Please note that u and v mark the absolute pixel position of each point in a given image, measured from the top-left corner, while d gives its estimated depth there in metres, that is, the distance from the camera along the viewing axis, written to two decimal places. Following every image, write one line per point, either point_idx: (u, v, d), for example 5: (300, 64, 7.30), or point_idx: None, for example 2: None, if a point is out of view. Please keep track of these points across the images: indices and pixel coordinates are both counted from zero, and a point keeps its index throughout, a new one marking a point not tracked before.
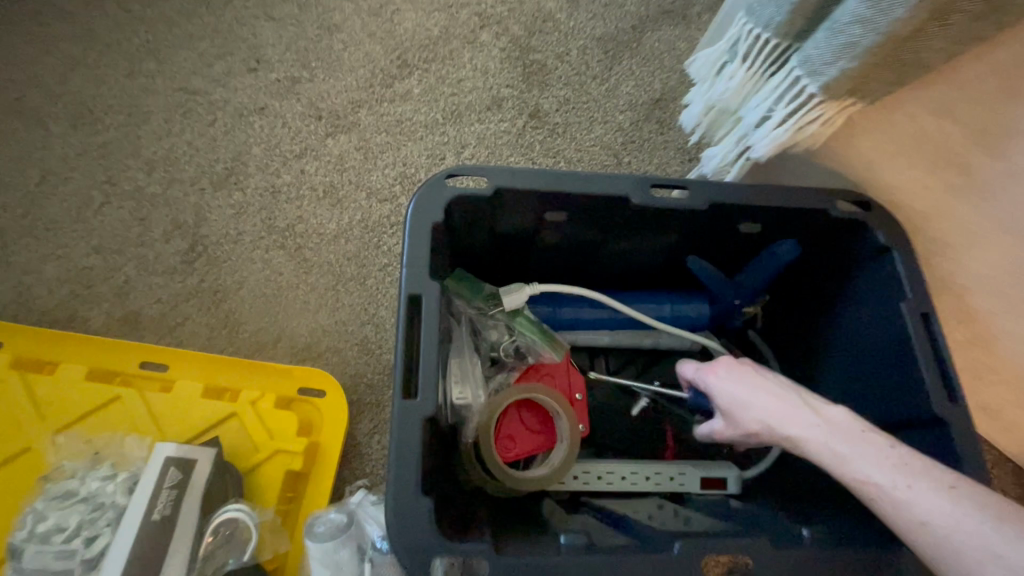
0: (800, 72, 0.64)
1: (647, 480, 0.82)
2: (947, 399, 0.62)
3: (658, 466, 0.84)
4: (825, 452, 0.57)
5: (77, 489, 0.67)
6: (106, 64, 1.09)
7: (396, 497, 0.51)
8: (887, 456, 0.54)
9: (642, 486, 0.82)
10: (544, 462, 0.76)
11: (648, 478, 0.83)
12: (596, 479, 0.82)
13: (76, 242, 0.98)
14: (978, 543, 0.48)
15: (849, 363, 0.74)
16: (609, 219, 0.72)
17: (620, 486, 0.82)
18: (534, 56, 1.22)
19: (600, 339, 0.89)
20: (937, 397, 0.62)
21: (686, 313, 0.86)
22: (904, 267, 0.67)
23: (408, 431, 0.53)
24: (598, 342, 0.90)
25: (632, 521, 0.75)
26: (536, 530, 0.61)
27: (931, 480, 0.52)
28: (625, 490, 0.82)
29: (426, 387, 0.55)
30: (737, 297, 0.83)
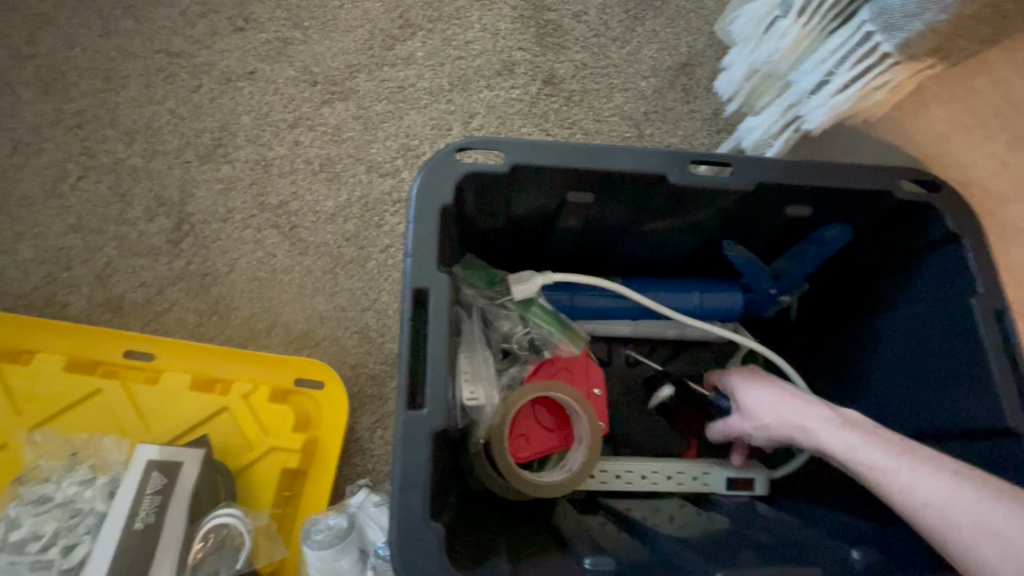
0: (872, 26, 0.55)
1: (669, 480, 0.77)
2: (1018, 407, 0.55)
3: (681, 464, 0.78)
4: (831, 437, 0.56)
5: (52, 494, 0.63)
6: (78, 23, 0.99)
7: (400, 522, 0.46)
8: (891, 442, 0.53)
9: (664, 487, 0.76)
10: (560, 465, 0.70)
11: (670, 478, 0.77)
12: (615, 479, 0.76)
13: (52, 220, 0.91)
14: (978, 525, 0.45)
15: (900, 363, 0.67)
16: (639, 200, 0.64)
17: (640, 486, 0.76)
18: (549, 16, 1.11)
19: (620, 329, 0.82)
20: (1007, 405, 0.55)
21: (717, 302, 0.78)
22: (976, 258, 0.59)
23: (412, 447, 0.47)
24: (619, 332, 0.83)
25: (652, 527, 0.69)
26: (554, 551, 0.56)
27: (937, 464, 0.49)
28: (646, 490, 0.77)
29: (434, 396, 0.48)
30: (773, 286, 0.76)
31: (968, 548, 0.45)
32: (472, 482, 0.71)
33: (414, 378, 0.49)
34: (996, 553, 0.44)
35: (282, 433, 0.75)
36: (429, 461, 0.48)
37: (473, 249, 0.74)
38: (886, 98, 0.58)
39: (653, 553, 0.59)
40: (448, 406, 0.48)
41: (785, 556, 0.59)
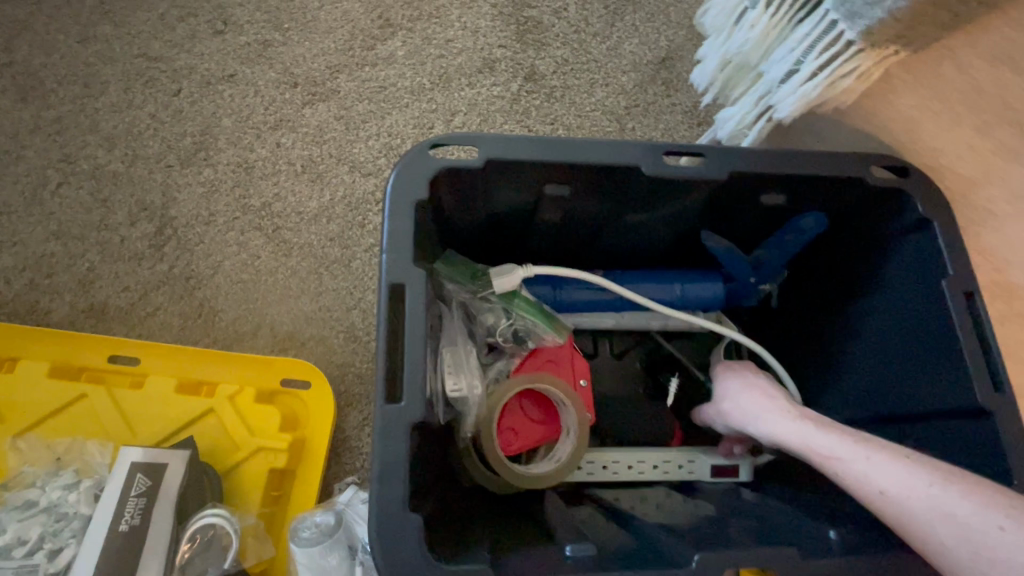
0: (836, 15, 0.55)
1: (655, 469, 0.78)
2: (988, 386, 0.56)
3: (667, 453, 0.79)
4: (794, 433, 0.59)
5: (37, 499, 0.64)
6: (55, 29, 0.99)
7: (380, 516, 0.46)
8: (849, 433, 0.55)
9: (650, 476, 0.78)
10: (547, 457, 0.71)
11: (657, 467, 0.79)
12: (602, 470, 0.77)
13: (33, 227, 0.91)
14: (929, 506, 0.47)
15: (877, 347, 0.68)
16: (617, 192, 0.64)
17: (626, 476, 0.78)
18: (529, 12, 1.11)
19: (604, 322, 0.84)
20: (979, 385, 0.56)
21: (699, 293, 0.79)
22: (946, 241, 0.60)
23: (390, 440, 0.48)
24: (603, 325, 0.84)
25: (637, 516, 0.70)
26: (536, 539, 0.57)
27: (888, 451, 0.51)
28: (632, 479, 0.78)
29: (411, 389, 0.49)
30: (754, 276, 0.78)
31: (924, 533, 0.47)
32: (459, 475, 0.71)
33: (392, 371, 0.49)
34: (949, 535, 0.45)
35: (270, 433, 0.76)
36: (409, 453, 0.48)
37: (455, 245, 0.74)
38: (854, 85, 0.59)
39: (636, 539, 0.60)
40: (427, 400, 0.49)
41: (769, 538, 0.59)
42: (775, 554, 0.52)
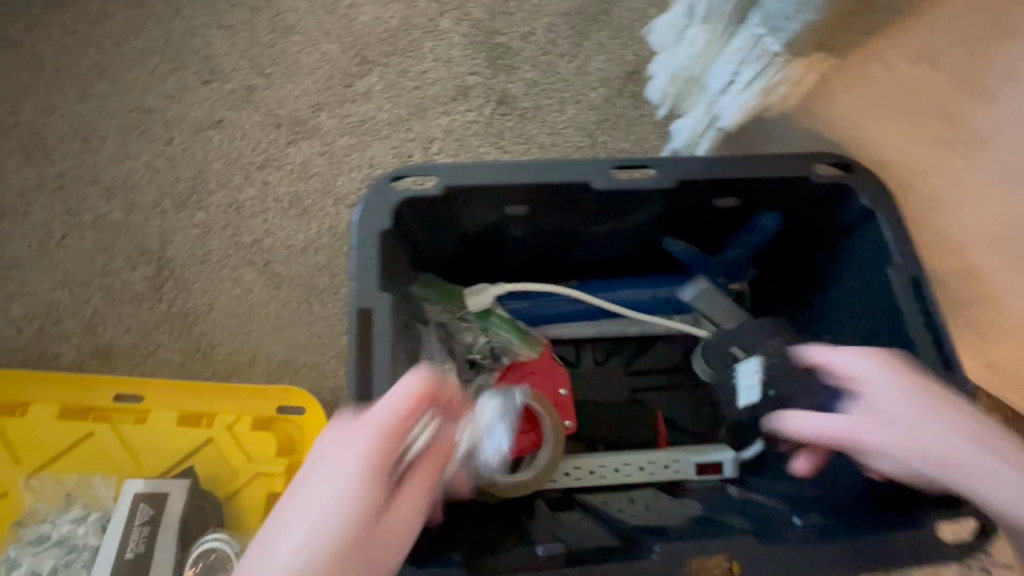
0: (760, 31, 0.59)
1: (642, 471, 0.79)
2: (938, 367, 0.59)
3: (653, 454, 0.81)
4: (975, 431, 0.53)
5: (49, 533, 0.72)
6: (55, 91, 1.06)
7: None
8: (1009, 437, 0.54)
9: (637, 478, 0.79)
10: (530, 464, 0.74)
11: (643, 468, 0.79)
12: (589, 474, 0.78)
13: (41, 277, 0.97)
14: None
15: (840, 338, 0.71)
16: (575, 208, 0.68)
17: (614, 479, 0.79)
18: (499, 39, 1.17)
19: (584, 331, 0.87)
20: (930, 369, 0.59)
21: (670, 296, 0.83)
22: (892, 231, 0.63)
23: None
24: (582, 334, 0.87)
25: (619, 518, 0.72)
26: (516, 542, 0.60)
27: None
28: (620, 482, 0.79)
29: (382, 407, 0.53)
30: (722, 276, 0.81)
31: None
32: None
33: (365, 391, 0.53)
34: None
35: (267, 458, 0.79)
36: None
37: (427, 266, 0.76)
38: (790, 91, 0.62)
39: (615, 538, 0.63)
40: None
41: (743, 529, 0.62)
42: (736, 542, 0.54)
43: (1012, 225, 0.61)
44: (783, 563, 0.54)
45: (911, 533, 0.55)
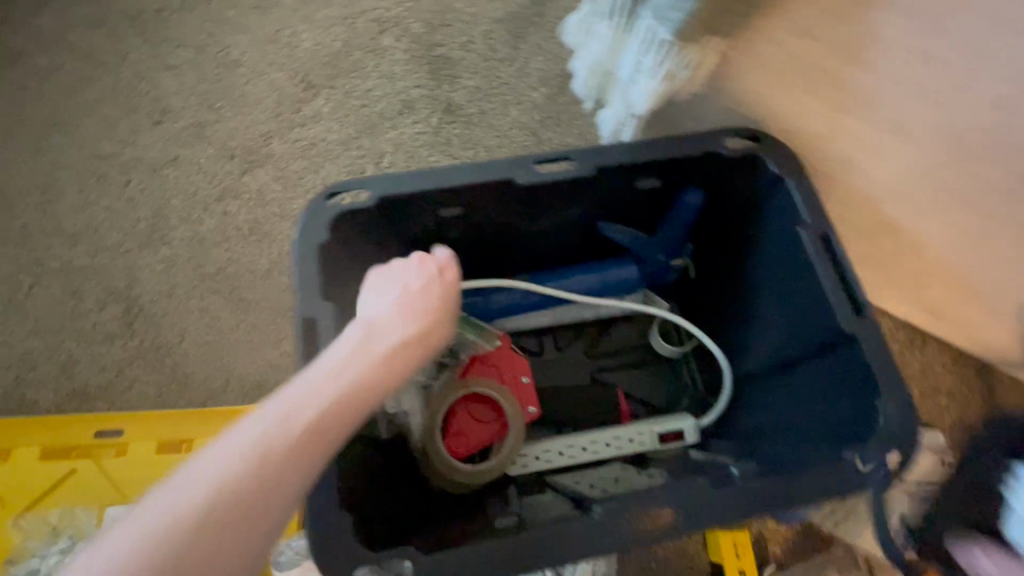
0: (653, 20, 0.63)
1: (609, 446, 0.83)
2: (851, 313, 0.63)
3: (619, 430, 0.84)
4: None
5: (38, 567, 0.76)
6: (11, 146, 1.09)
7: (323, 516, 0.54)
8: None
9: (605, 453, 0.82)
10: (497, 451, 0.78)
11: (610, 444, 0.83)
12: (558, 455, 0.82)
13: (12, 328, 0.99)
14: None
15: (773, 296, 0.76)
16: (505, 203, 0.72)
17: (583, 458, 0.83)
18: (439, 51, 1.21)
19: (541, 320, 0.91)
20: (840, 313, 0.63)
21: (616, 278, 0.87)
22: (800, 192, 0.67)
23: None
24: (542, 323, 0.93)
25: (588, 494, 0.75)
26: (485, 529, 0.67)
27: None
28: (589, 460, 0.83)
29: None
30: (663, 254, 0.85)
31: None
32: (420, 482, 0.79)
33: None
34: None
35: None
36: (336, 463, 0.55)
37: None
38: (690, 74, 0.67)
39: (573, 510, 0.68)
40: None
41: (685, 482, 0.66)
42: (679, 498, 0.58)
43: (925, 173, 0.68)
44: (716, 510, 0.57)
45: (836, 470, 0.58)
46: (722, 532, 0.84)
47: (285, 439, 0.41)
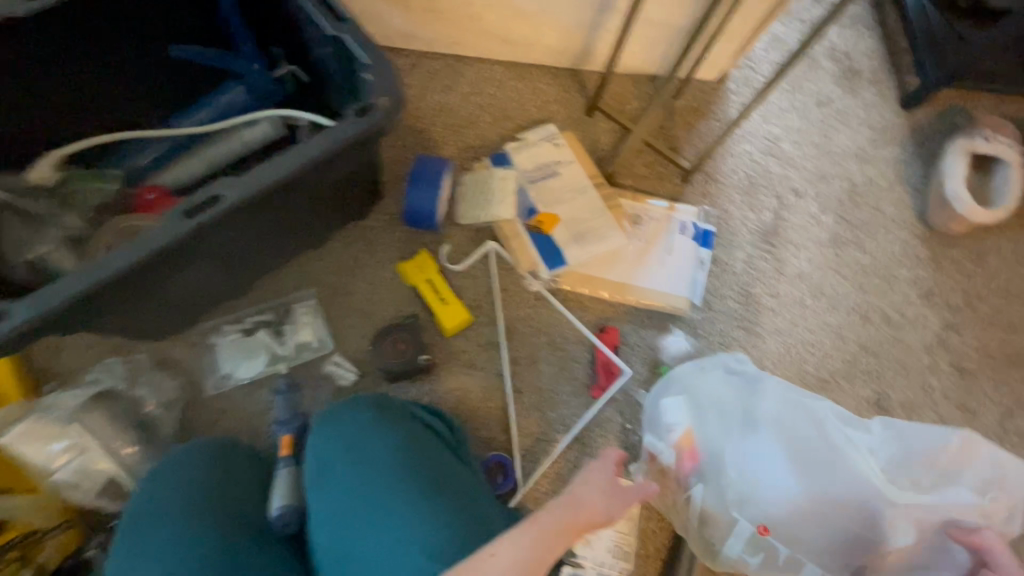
0: None
1: (300, 212, 0.90)
2: (331, 19, 0.81)
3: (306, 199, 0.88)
4: None
5: None
6: None
7: None
8: None
9: (294, 216, 0.89)
10: (196, 280, 0.87)
11: (308, 201, 0.89)
12: (259, 235, 0.86)
13: None
14: None
15: (319, 52, 0.91)
16: (34, 48, 0.79)
17: (272, 226, 0.88)
18: None
19: (195, 167, 0.97)
20: (324, 21, 0.82)
21: (228, 101, 0.98)
22: None
23: None
24: (198, 173, 0.97)
25: (214, 246, 0.81)
26: (140, 294, 0.80)
27: None
28: (277, 224, 0.88)
29: None
30: (250, 62, 0.96)
31: None
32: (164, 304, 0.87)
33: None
34: None
35: None
36: None
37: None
38: None
39: (196, 255, 0.80)
40: None
41: (277, 207, 0.82)
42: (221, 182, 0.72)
43: None
44: (237, 185, 0.71)
45: (351, 123, 0.76)
46: (407, 261, 1.06)
47: (525, 530, 0.58)
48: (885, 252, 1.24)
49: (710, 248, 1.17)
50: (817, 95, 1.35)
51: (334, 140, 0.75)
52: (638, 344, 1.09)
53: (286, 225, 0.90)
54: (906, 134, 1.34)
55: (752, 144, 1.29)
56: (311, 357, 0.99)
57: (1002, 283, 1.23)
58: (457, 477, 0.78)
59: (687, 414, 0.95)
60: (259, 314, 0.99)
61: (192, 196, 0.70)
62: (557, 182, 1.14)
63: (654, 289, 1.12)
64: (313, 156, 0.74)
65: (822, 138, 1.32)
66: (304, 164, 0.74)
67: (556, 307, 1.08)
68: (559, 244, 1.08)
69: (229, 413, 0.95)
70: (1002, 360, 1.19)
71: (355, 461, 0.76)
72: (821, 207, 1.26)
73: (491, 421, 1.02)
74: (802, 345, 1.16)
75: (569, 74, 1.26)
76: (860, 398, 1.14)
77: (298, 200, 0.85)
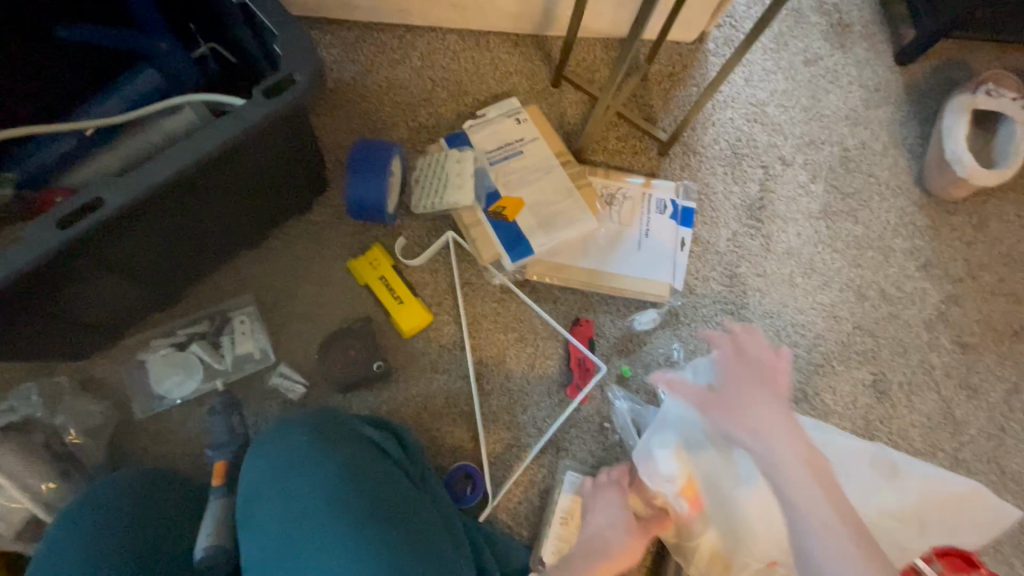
0: None
1: (220, 211, 0.80)
2: None
3: (224, 198, 0.79)
4: None
5: None
6: None
7: None
8: None
9: (212, 214, 0.79)
10: (103, 294, 0.77)
11: (227, 198, 0.79)
12: (175, 238, 0.78)
13: None
14: None
15: (233, 27, 0.82)
16: None
17: (189, 230, 0.79)
18: None
19: (104, 162, 0.84)
20: None
21: (136, 88, 0.87)
22: None
23: None
24: (108, 168, 0.84)
25: (113, 257, 0.73)
26: (35, 316, 0.72)
27: None
28: (194, 227, 0.79)
29: None
30: (159, 42, 0.85)
31: None
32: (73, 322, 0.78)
33: None
34: None
35: None
36: None
37: None
38: None
39: (95, 267, 0.72)
40: None
41: (185, 212, 0.75)
42: (105, 187, 0.66)
43: None
44: (123, 186, 0.65)
45: (265, 103, 0.69)
46: (359, 258, 0.96)
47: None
48: (880, 221, 1.15)
49: (691, 228, 1.08)
50: (804, 53, 1.23)
51: (234, 131, 0.68)
52: (614, 335, 1.01)
53: (208, 227, 0.81)
54: (902, 92, 1.23)
55: (734, 110, 1.18)
56: (253, 370, 0.90)
57: (1005, 249, 1.15)
58: (407, 500, 0.66)
59: (679, 457, 0.84)
60: (192, 326, 0.90)
61: (70, 201, 0.65)
62: (521, 161, 1.04)
63: (631, 275, 1.02)
64: (210, 151, 0.68)
65: (811, 100, 1.21)
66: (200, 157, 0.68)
67: (524, 300, 0.99)
68: (524, 229, 0.98)
69: (166, 436, 0.87)
70: (1006, 333, 1.11)
71: (289, 486, 0.65)
72: (810, 175, 1.16)
73: (457, 428, 0.94)
74: (793, 327, 1.07)
75: (530, 40, 1.14)
76: (856, 381, 1.07)
77: (212, 202, 0.77)
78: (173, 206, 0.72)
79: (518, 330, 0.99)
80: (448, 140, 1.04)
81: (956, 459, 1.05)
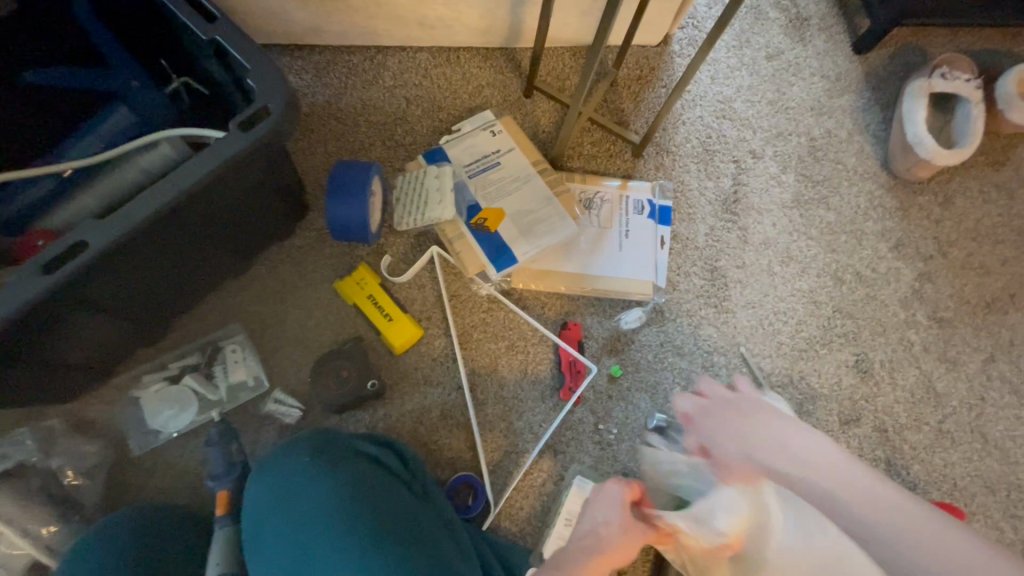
0: None
1: (203, 242, 0.81)
2: (201, 23, 0.75)
3: (206, 228, 0.79)
4: None
5: None
6: None
7: None
8: None
9: (195, 246, 0.80)
10: (92, 333, 0.78)
11: (209, 228, 0.80)
12: (158, 272, 0.79)
13: None
14: None
15: (205, 63, 0.83)
16: None
17: (173, 263, 0.79)
18: None
19: (83, 202, 0.84)
20: (195, 26, 0.76)
21: (110, 127, 0.86)
22: None
23: None
24: (90, 208, 0.85)
25: (99, 296, 0.73)
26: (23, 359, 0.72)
27: None
28: (178, 259, 0.80)
29: None
30: (127, 77, 0.86)
31: None
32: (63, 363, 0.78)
33: None
34: None
35: None
36: None
37: None
38: None
39: (81, 307, 0.72)
40: None
41: (168, 248, 0.76)
42: (88, 228, 0.66)
43: None
44: (103, 226, 0.66)
45: (238, 135, 0.71)
46: (345, 279, 0.98)
47: None
48: (850, 206, 1.19)
49: (669, 225, 1.10)
50: (765, 48, 1.27)
51: (212, 163, 0.70)
52: (602, 336, 1.03)
53: (192, 258, 0.82)
54: (862, 80, 1.27)
55: (703, 109, 1.21)
56: (247, 398, 0.91)
57: (972, 224, 1.19)
58: (408, 510, 0.67)
59: None
60: (183, 359, 0.91)
61: (53, 246, 0.65)
62: (499, 172, 1.06)
63: (614, 276, 1.05)
64: (189, 185, 0.69)
65: (775, 93, 1.25)
66: (182, 193, 0.69)
67: (511, 308, 1.01)
68: (507, 240, 1.00)
69: (163, 470, 0.87)
70: (979, 305, 1.15)
71: (288, 510, 0.66)
72: (781, 166, 1.20)
73: (455, 439, 0.95)
74: (775, 314, 1.10)
75: (498, 54, 1.16)
76: (840, 362, 1.10)
77: (194, 234, 0.78)
78: (155, 243, 0.73)
79: (507, 338, 1.00)
80: (426, 155, 1.05)
81: (941, 430, 1.08)
